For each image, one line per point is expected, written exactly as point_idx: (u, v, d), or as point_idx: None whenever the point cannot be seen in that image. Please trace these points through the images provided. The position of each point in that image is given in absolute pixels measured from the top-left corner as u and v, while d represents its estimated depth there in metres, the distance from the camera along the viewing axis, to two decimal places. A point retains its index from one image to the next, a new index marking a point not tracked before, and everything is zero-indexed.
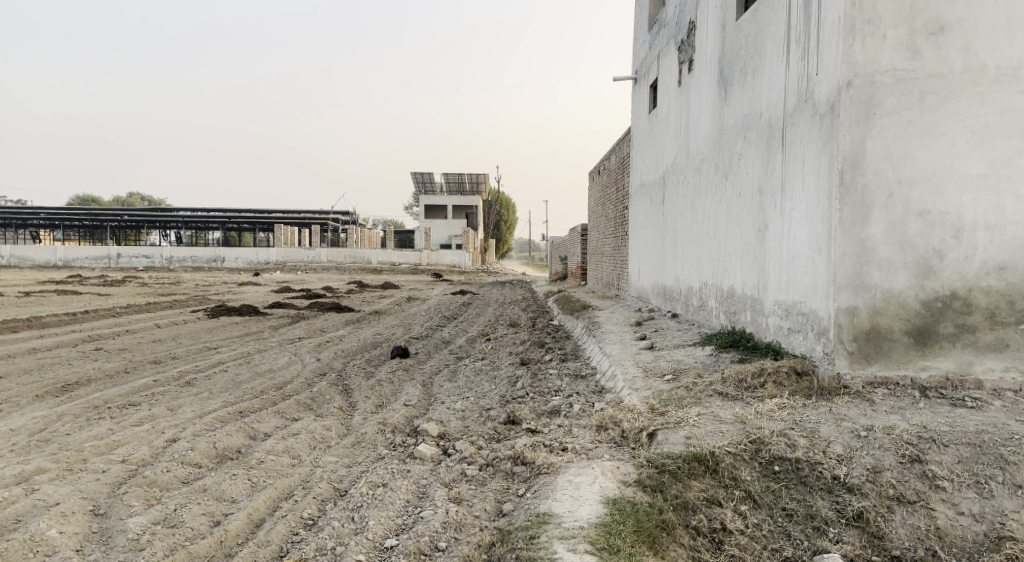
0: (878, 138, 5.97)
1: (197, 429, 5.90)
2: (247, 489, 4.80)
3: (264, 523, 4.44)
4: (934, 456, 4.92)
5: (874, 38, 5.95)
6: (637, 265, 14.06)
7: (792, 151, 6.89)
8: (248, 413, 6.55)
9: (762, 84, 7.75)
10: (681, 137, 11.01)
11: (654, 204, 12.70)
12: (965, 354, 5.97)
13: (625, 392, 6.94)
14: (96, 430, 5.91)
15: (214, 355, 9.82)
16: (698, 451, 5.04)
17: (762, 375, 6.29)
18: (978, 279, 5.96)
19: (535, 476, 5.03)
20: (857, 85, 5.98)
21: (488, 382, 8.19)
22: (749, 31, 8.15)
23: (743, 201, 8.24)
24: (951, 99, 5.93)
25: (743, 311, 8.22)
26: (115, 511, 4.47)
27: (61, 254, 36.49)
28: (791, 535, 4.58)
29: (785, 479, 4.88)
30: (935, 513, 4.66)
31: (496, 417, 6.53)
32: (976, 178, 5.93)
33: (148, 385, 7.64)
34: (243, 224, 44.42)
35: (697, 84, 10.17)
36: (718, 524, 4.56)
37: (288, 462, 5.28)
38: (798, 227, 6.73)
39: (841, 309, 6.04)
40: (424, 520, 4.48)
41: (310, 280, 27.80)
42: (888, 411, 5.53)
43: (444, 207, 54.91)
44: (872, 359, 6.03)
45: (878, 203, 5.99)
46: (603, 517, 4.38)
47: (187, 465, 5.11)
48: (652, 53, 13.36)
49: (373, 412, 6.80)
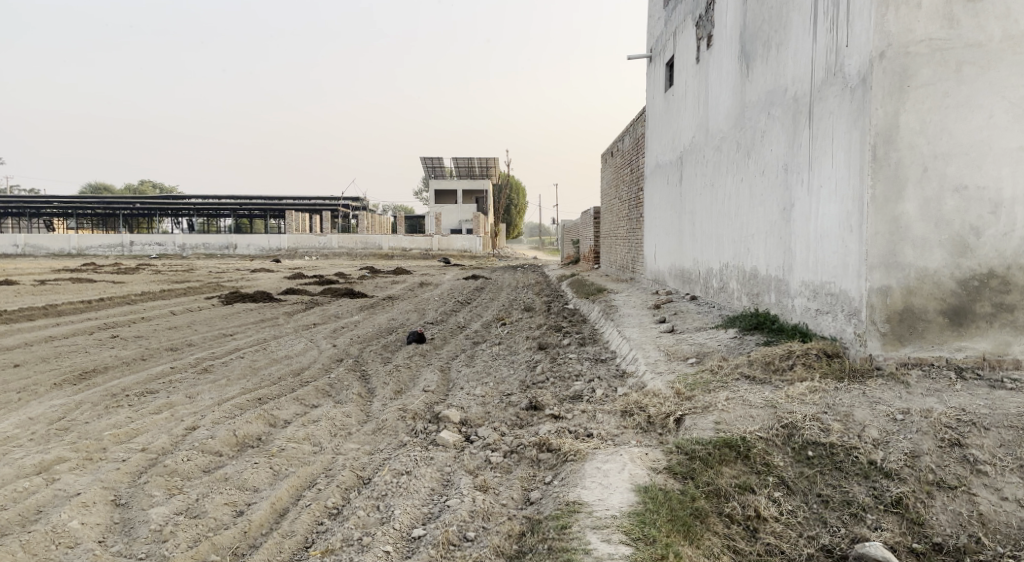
0: (913, 111, 5.77)
1: (216, 417, 5.81)
2: (268, 478, 4.71)
3: (287, 513, 4.33)
4: (975, 439, 4.78)
5: (908, 6, 5.75)
6: (653, 247, 13.87)
7: (819, 127, 6.71)
8: (267, 400, 6.46)
9: (786, 58, 7.55)
10: (699, 115, 10.80)
11: (671, 184, 12.49)
12: (1002, 334, 5.79)
13: (648, 374, 6.81)
14: (115, 418, 5.83)
15: (230, 341, 9.75)
16: (729, 437, 4.91)
17: (790, 357, 6.16)
18: (1017, 256, 5.76)
19: (561, 463, 4.92)
20: (891, 57, 5.78)
21: (506, 367, 8.08)
22: (772, 4, 7.93)
23: (766, 179, 8.05)
24: (990, 68, 5.71)
25: (767, 292, 8.05)
26: (137, 501, 4.39)
27: (76, 243, 36.64)
28: (828, 522, 4.44)
29: (819, 464, 4.75)
30: (977, 498, 4.51)
31: (518, 403, 6.41)
32: (1016, 151, 5.72)
33: (166, 372, 7.56)
34: (256, 210, 44.33)
35: (717, 59, 9.94)
36: (753, 511, 4.42)
37: (309, 449, 5.17)
38: (826, 205, 6.55)
39: (873, 289, 5.87)
40: (451, 508, 4.37)
41: (324, 266, 27.74)
42: (924, 393, 5.36)
43: (455, 191, 54.72)
44: (905, 341, 5.86)
45: (912, 179, 5.79)
46: (636, 505, 4.26)
47: (207, 453, 5.02)
48: (668, 31, 13.09)
49: (392, 398, 6.69)
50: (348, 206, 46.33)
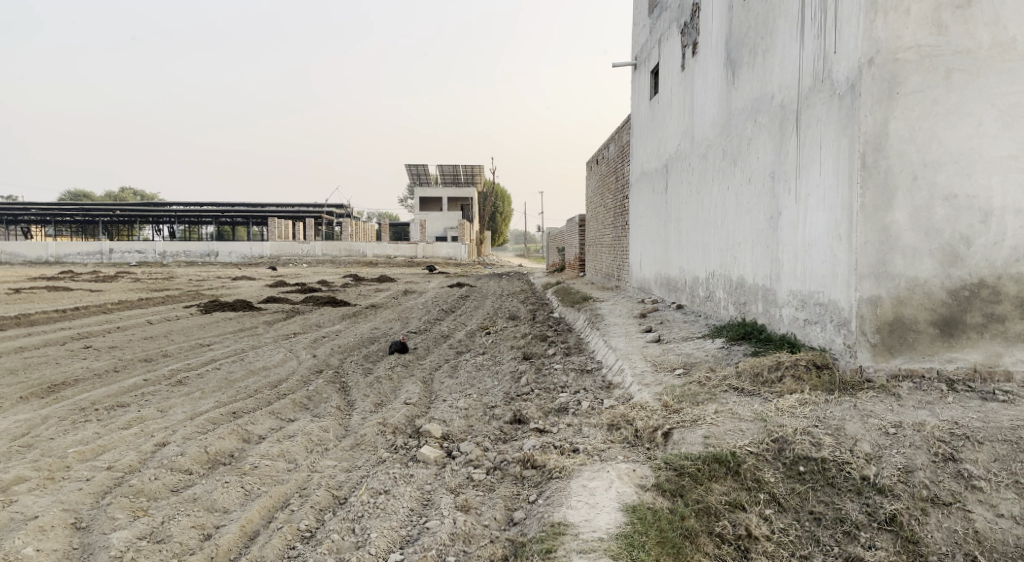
0: (903, 118, 5.68)
1: (188, 432, 5.59)
2: (239, 498, 4.50)
3: (258, 536, 4.15)
4: (969, 454, 4.66)
5: (897, 12, 5.66)
6: (638, 255, 13.77)
7: (807, 134, 6.61)
8: (242, 414, 6.24)
9: (772, 66, 7.45)
10: (684, 123, 10.71)
11: (656, 192, 12.39)
12: (993, 345, 5.70)
13: (634, 387, 6.65)
14: (82, 433, 5.61)
15: (207, 352, 9.50)
16: (719, 452, 4.77)
17: (779, 368, 6.01)
18: (1008, 266, 5.67)
19: (546, 480, 4.75)
20: (879, 63, 5.69)
21: (490, 378, 7.90)
22: (758, 11, 7.86)
23: (753, 187, 7.94)
24: (979, 76, 5.64)
25: (754, 302, 7.94)
26: (98, 524, 4.18)
27: (54, 249, 36.09)
28: (821, 541, 4.32)
29: (810, 480, 4.61)
30: (973, 515, 4.40)
31: (501, 416, 6.23)
32: (1006, 159, 5.64)
33: (138, 385, 7.32)
34: (238, 218, 43.85)
35: (702, 67, 9.85)
36: (743, 530, 4.28)
37: (284, 467, 4.97)
38: (814, 213, 6.44)
39: (864, 300, 5.77)
40: (430, 531, 4.19)
41: (306, 274, 27.39)
42: (915, 406, 5.25)
43: (439, 199, 54.44)
44: (896, 352, 5.76)
45: (902, 187, 5.70)
46: (623, 526, 4.12)
47: (176, 472, 4.81)
48: (653, 38, 13.01)
49: (372, 411, 6.49)
50: (331, 215, 46.13)
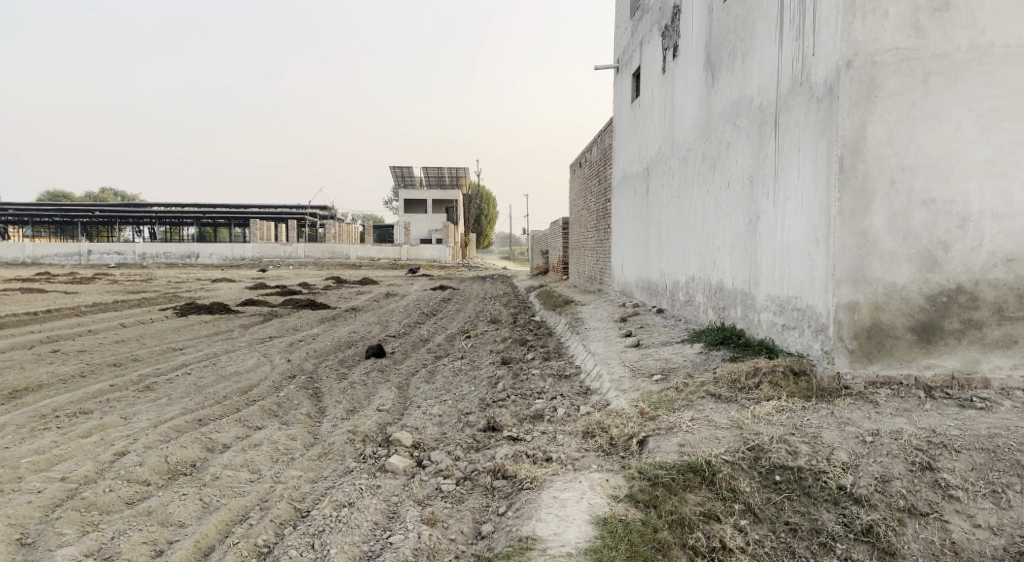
0: (880, 121, 5.61)
1: (149, 440, 5.42)
2: (196, 511, 4.36)
3: (212, 553, 4.01)
4: (947, 463, 4.58)
5: (875, 14, 5.59)
6: (620, 258, 13.68)
7: (785, 137, 6.53)
8: (208, 421, 6.07)
9: (752, 68, 7.38)
10: (665, 126, 10.63)
11: (638, 195, 12.30)
12: (971, 351, 5.63)
13: (611, 393, 6.53)
14: (38, 442, 5.41)
15: (178, 357, 9.30)
16: (693, 460, 4.67)
17: (756, 375, 5.90)
18: (985, 272, 5.62)
19: (517, 492, 4.62)
20: (857, 66, 5.62)
21: (467, 383, 7.75)
22: (737, 13, 7.79)
23: (732, 191, 7.86)
24: (957, 79, 5.58)
25: (732, 306, 7.86)
26: (44, 540, 4.03)
27: (30, 251, 35.56)
28: (796, 552, 4.23)
29: (786, 489, 4.51)
30: (950, 525, 4.33)
31: (475, 423, 6.09)
32: (984, 164, 5.59)
33: (104, 391, 7.11)
34: (219, 219, 43.43)
35: (682, 70, 9.78)
36: (717, 542, 4.18)
37: (246, 477, 4.82)
38: (792, 218, 6.36)
39: (841, 305, 5.69)
40: (393, 546, 4.06)
41: (286, 276, 27.10)
42: (893, 414, 5.17)
43: (423, 201, 54.21)
44: (874, 358, 5.69)
45: (880, 192, 5.63)
46: (594, 540, 4.02)
47: (133, 483, 4.64)
48: (634, 41, 12.93)
49: (343, 418, 6.34)
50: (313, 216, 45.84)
